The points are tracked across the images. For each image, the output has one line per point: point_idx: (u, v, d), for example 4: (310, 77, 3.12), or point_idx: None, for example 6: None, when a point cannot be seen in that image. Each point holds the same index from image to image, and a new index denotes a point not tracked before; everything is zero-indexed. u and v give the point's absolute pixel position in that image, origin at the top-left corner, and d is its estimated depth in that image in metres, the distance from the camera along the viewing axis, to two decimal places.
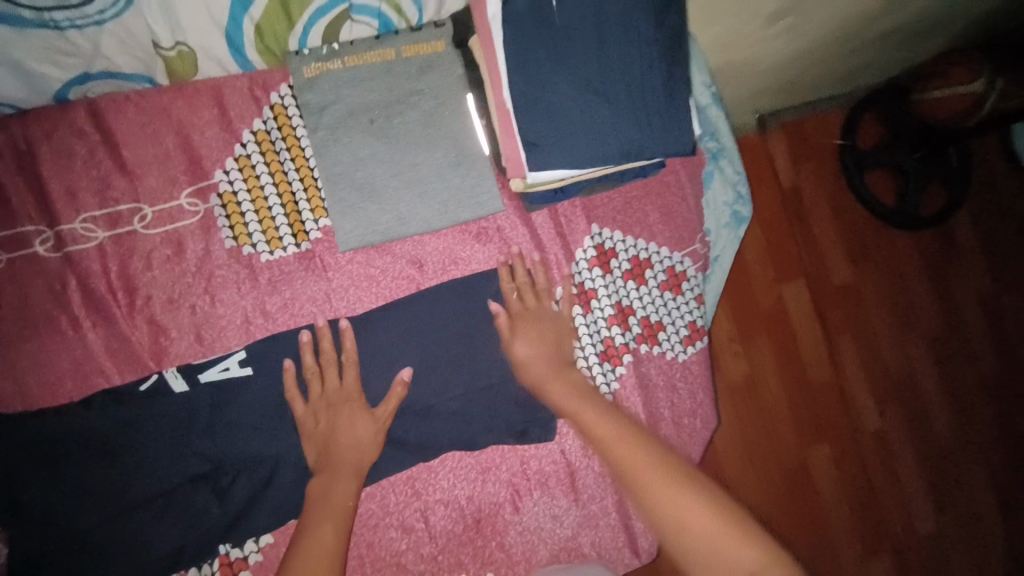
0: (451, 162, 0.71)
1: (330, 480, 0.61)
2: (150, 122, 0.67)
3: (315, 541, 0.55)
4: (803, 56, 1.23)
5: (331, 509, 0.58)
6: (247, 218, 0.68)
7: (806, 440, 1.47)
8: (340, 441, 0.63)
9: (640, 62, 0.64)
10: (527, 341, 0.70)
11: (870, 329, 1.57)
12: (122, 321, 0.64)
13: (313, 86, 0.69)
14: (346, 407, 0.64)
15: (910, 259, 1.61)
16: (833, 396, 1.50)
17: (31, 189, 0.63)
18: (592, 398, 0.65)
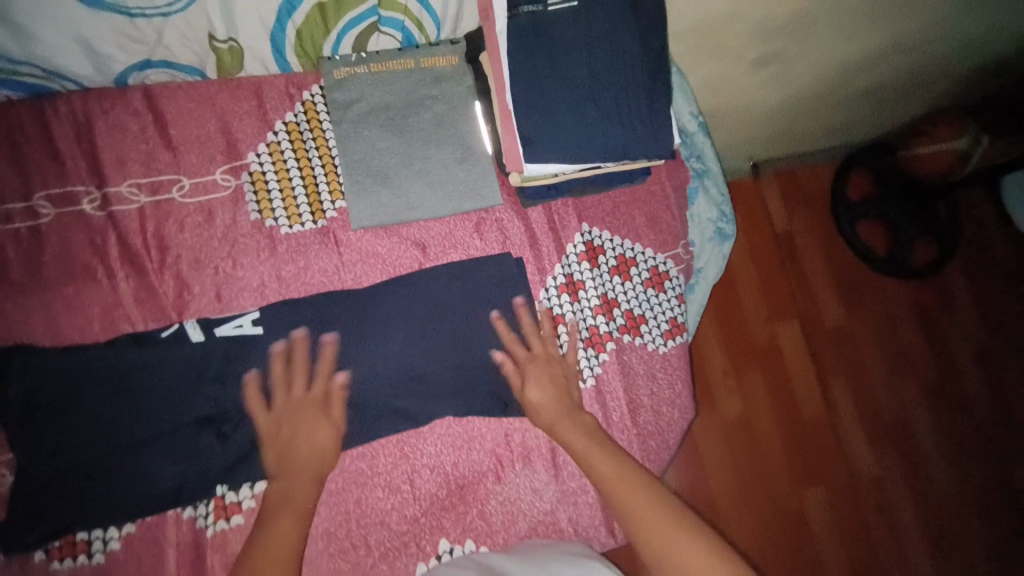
0: (457, 158, 0.80)
1: (292, 476, 0.65)
2: (196, 108, 0.76)
3: (272, 542, 0.60)
4: (789, 104, 1.33)
5: (291, 506, 0.63)
6: (272, 195, 0.76)
7: (799, 477, 1.50)
8: (302, 443, 0.67)
9: (626, 76, 0.74)
10: (542, 390, 0.75)
11: (862, 372, 1.63)
12: (152, 275, 0.71)
13: (341, 87, 0.79)
14: (306, 413, 0.68)
15: (900, 306, 1.68)
16: (825, 435, 1.54)
17: (84, 155, 0.72)
18: (601, 438, 0.72)
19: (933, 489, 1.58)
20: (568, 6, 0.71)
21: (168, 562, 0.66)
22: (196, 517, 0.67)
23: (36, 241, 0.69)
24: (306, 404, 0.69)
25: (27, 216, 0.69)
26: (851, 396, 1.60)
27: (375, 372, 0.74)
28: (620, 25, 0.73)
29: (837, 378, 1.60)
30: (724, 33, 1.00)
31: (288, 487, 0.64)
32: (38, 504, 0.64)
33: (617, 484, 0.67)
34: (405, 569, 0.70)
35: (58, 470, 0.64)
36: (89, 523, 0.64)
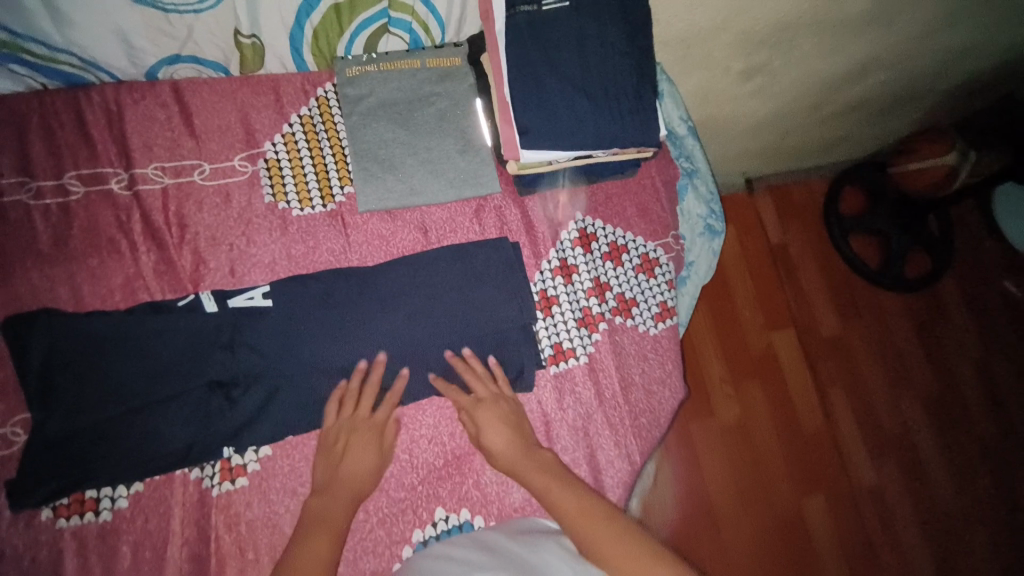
0: (459, 149, 0.86)
1: (337, 494, 0.69)
2: (219, 101, 0.83)
3: (312, 560, 0.61)
4: (777, 119, 1.39)
5: (329, 522, 0.66)
6: (285, 180, 0.82)
7: (800, 486, 1.49)
8: (351, 463, 0.71)
9: (614, 71, 0.80)
10: (495, 437, 0.74)
11: (862, 383, 1.63)
12: (172, 249, 0.76)
13: (353, 83, 0.85)
14: (361, 436, 0.72)
15: (895, 319, 1.70)
16: (825, 444, 1.54)
17: (114, 140, 0.78)
18: (565, 476, 0.71)
19: (936, 502, 1.56)
20: (560, 6, 0.79)
21: (174, 521, 0.68)
22: (202, 478, 0.70)
23: (65, 216, 0.74)
24: (370, 429, 0.73)
25: (58, 193, 0.75)
26: (851, 407, 1.60)
27: (375, 346, 0.76)
28: (607, 26, 0.80)
29: (836, 389, 1.60)
30: (708, 44, 1.06)
31: (333, 504, 0.68)
32: (49, 462, 0.66)
33: (576, 519, 0.65)
34: (402, 535, 0.73)
35: (70, 429, 0.67)
36: (98, 482, 0.67)
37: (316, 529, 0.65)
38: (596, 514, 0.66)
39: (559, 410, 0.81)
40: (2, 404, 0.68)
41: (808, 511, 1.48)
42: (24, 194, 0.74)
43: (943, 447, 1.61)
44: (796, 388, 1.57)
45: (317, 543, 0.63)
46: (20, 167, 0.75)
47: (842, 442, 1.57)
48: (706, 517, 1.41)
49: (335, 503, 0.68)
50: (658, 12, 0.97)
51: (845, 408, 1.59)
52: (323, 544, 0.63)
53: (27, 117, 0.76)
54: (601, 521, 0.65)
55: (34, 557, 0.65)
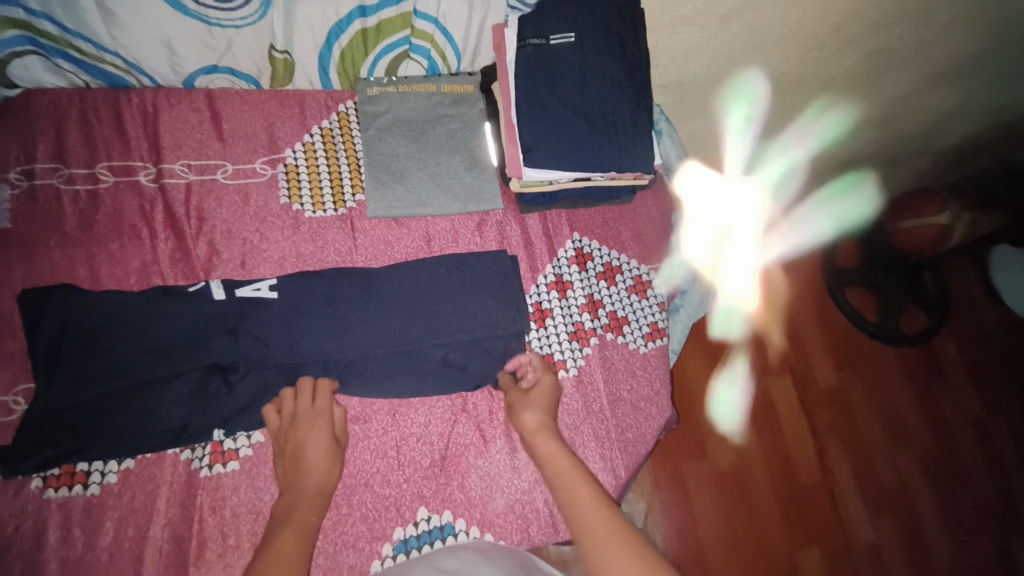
0: (466, 167, 0.92)
1: (300, 489, 0.68)
2: (249, 110, 0.89)
3: (281, 553, 0.60)
4: (774, 168, 1.46)
5: (294, 520, 0.65)
6: (301, 184, 0.87)
7: (795, 538, 1.45)
8: (310, 456, 0.70)
9: (614, 100, 0.87)
10: (543, 389, 0.78)
11: (860, 436, 1.61)
12: (189, 239, 0.80)
13: (373, 101, 0.92)
14: (313, 424, 0.71)
15: (893, 372, 1.70)
16: (821, 495, 1.51)
17: (147, 137, 0.84)
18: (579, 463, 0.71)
19: (934, 563, 1.51)
20: (565, 41, 0.85)
21: (160, 499, 0.69)
22: (193, 459, 0.71)
23: (92, 202, 0.79)
24: (316, 421, 0.72)
25: (88, 180, 0.79)
26: (848, 459, 1.58)
27: (372, 341, 0.79)
28: (610, 63, 0.87)
29: (833, 439, 1.59)
30: (705, 91, 1.14)
31: (298, 499, 0.67)
32: (46, 431, 0.67)
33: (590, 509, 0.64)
34: (382, 532, 0.73)
35: (69, 402, 0.68)
36: (91, 455, 0.68)
37: (281, 526, 0.64)
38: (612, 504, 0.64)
39: None
40: (9, 372, 0.71)
41: (803, 566, 1.43)
42: (56, 179, 0.79)
43: (942, 507, 1.57)
44: (791, 436, 1.56)
45: (284, 540, 0.62)
46: (57, 155, 0.80)
47: (839, 496, 1.54)
48: (696, 565, 1.38)
49: (302, 497, 0.67)
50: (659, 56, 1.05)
51: (842, 459, 1.58)
52: (289, 540, 0.62)
53: (70, 112, 0.82)
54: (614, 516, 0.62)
55: (20, 526, 0.65)
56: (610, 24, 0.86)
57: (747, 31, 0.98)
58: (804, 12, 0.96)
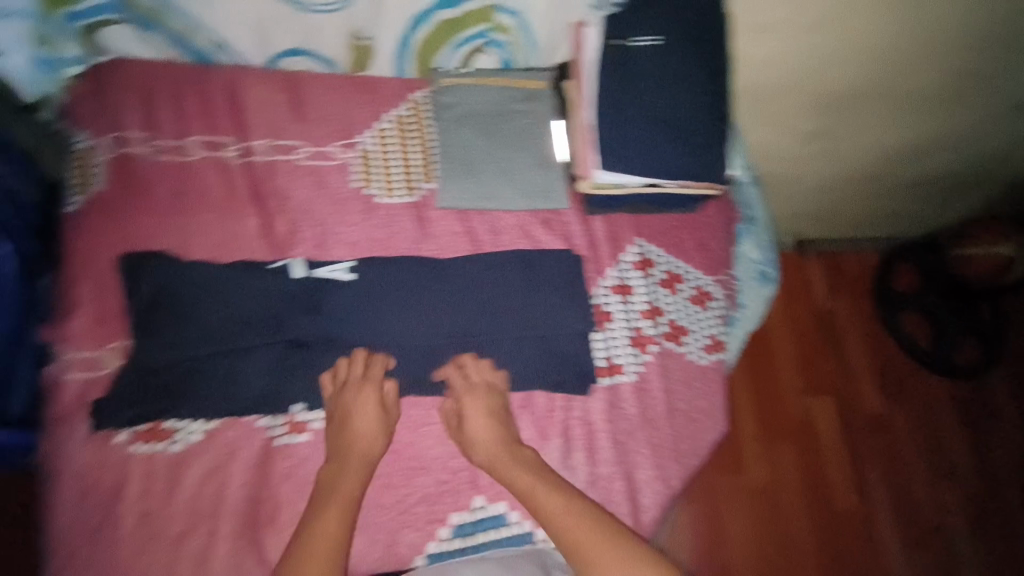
0: (535, 164, 0.92)
1: (344, 465, 0.70)
2: (328, 92, 0.91)
3: (321, 539, 0.63)
4: (837, 183, 1.40)
5: (337, 498, 0.68)
6: (374, 170, 0.89)
7: (823, 563, 1.42)
8: (358, 424, 0.73)
9: (694, 107, 0.83)
10: (477, 421, 0.76)
11: (903, 466, 1.54)
12: (271, 216, 0.83)
13: (448, 92, 0.93)
14: (359, 391, 0.74)
15: (942, 406, 1.61)
16: (854, 524, 1.47)
17: (233, 114, 0.87)
18: (545, 474, 0.73)
19: None
20: (654, 44, 0.83)
21: (234, 463, 0.72)
22: (270, 426, 0.74)
23: (181, 174, 0.81)
24: (365, 399, 0.74)
25: (177, 152, 0.82)
26: (888, 490, 1.52)
27: (439, 328, 0.82)
28: (694, 68, 0.83)
29: (874, 467, 1.53)
30: (782, 100, 1.09)
31: (339, 477, 0.70)
32: (142, 387, 0.72)
33: (556, 516, 0.69)
34: (442, 514, 0.75)
35: (163, 361, 0.73)
36: (180, 412, 0.72)
37: (326, 504, 0.67)
38: (576, 509, 0.69)
39: (605, 423, 0.83)
40: (100, 330, 0.74)
41: None
42: (149, 148, 0.82)
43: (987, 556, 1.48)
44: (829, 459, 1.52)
45: (325, 521, 0.65)
46: (151, 125, 0.83)
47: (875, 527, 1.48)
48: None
49: (346, 468, 0.71)
50: (740, 60, 1.00)
51: (882, 489, 1.51)
52: (331, 523, 0.65)
53: (163, 84, 0.85)
54: (575, 520, 0.68)
55: (102, 476, 0.69)
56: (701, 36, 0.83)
57: (833, 40, 0.96)
58: (897, 14, 0.92)
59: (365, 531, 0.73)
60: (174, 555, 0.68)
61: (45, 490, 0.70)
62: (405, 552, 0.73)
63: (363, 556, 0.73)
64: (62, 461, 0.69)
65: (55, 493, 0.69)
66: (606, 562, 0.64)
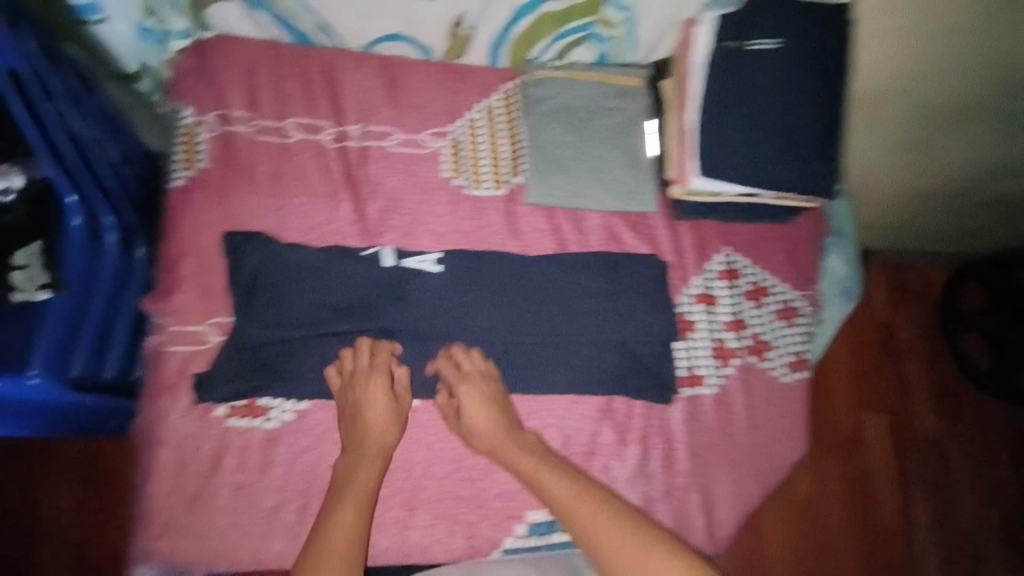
0: (626, 164, 0.90)
1: (359, 459, 0.70)
2: (423, 79, 0.90)
3: (338, 534, 0.64)
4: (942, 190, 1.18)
5: (354, 493, 0.68)
6: (464, 160, 0.88)
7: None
8: (371, 414, 0.72)
9: (809, 117, 0.80)
10: (478, 415, 0.74)
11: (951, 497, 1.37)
12: (365, 202, 0.84)
13: (541, 85, 0.91)
14: (370, 381, 0.73)
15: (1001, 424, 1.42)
16: (899, 544, 1.32)
17: (329, 96, 0.86)
18: (553, 460, 0.73)
19: None
20: (767, 49, 0.79)
21: (325, 444, 0.74)
22: None
23: (281, 155, 0.82)
24: (376, 389, 0.72)
25: (277, 133, 0.83)
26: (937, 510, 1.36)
27: (522, 326, 0.82)
28: (810, 79, 0.79)
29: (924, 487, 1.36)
30: (894, 105, 0.98)
31: (357, 470, 0.69)
32: (240, 366, 0.73)
33: (563, 499, 0.69)
34: (518, 512, 0.76)
35: (265, 338, 0.74)
36: (274, 393, 0.73)
37: (342, 499, 0.67)
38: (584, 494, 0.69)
39: (684, 433, 0.83)
40: (203, 305, 0.75)
41: None
42: (249, 127, 0.82)
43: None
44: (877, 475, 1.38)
45: (343, 516, 0.66)
46: (251, 104, 0.84)
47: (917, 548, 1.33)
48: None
49: (362, 458, 0.70)
50: (857, 66, 0.94)
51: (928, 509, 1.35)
52: (349, 520, 0.65)
53: (263, 62, 0.85)
54: (583, 501, 0.68)
55: (200, 448, 0.72)
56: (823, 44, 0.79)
57: (951, 42, 0.87)
58: None
59: (444, 522, 0.74)
60: (268, 527, 0.71)
61: (142, 460, 0.71)
62: (483, 545, 0.75)
63: (441, 546, 0.74)
64: (162, 432, 0.71)
65: (155, 463, 0.71)
66: (613, 541, 0.65)
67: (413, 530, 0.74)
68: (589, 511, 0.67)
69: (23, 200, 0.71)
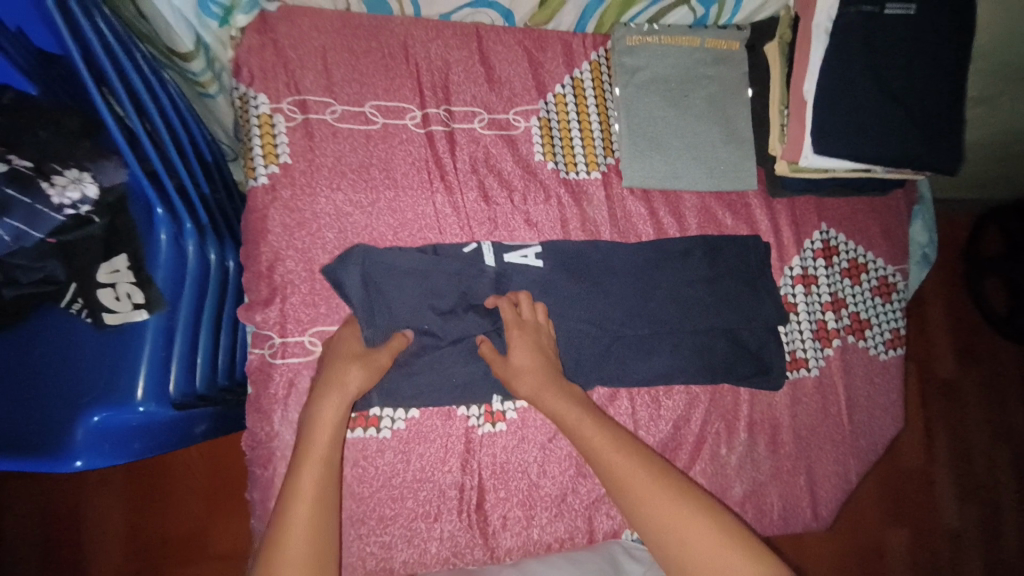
0: (724, 140, 0.84)
1: (318, 415, 0.61)
2: (507, 53, 0.84)
3: (301, 496, 0.55)
4: None
5: (314, 452, 0.59)
6: (555, 140, 0.83)
7: (889, 515, 1.26)
8: (338, 364, 0.66)
9: (935, 85, 0.78)
10: (521, 353, 0.68)
11: (970, 443, 1.34)
12: (457, 192, 0.78)
13: (632, 53, 0.83)
14: (343, 337, 0.68)
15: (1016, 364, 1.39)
16: (919, 480, 1.30)
17: (411, 75, 0.80)
18: (592, 411, 0.66)
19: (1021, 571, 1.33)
20: (904, 13, 0.76)
21: (442, 451, 0.72)
22: (469, 416, 0.73)
23: (367, 143, 0.77)
24: (345, 349, 0.67)
25: (360, 120, 0.77)
26: (953, 450, 1.33)
27: (625, 319, 0.78)
28: (941, 46, 0.77)
29: (942, 426, 1.34)
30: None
31: (316, 424, 0.61)
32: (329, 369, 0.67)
33: (602, 451, 0.62)
34: None
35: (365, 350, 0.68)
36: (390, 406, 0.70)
37: (304, 455, 0.59)
38: (624, 448, 0.62)
39: (791, 418, 0.82)
40: (304, 313, 0.71)
41: (891, 549, 1.25)
42: (329, 114, 0.76)
43: None
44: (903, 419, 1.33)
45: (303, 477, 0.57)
46: (328, 88, 0.77)
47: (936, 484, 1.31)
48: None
49: (320, 412, 0.62)
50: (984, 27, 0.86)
51: (945, 448, 1.33)
52: (310, 480, 0.57)
53: (336, 38, 0.78)
54: (625, 457, 0.60)
55: None
56: (957, 7, 0.77)
57: None
58: None
59: (564, 518, 0.74)
60: (392, 537, 0.70)
61: (258, 476, 0.68)
62: (602, 539, 0.76)
63: (564, 542, 0.74)
64: (278, 448, 0.68)
65: (274, 480, 0.68)
66: (650, 500, 0.57)
67: (535, 529, 0.73)
68: (630, 468, 0.59)
69: (101, 211, 0.65)
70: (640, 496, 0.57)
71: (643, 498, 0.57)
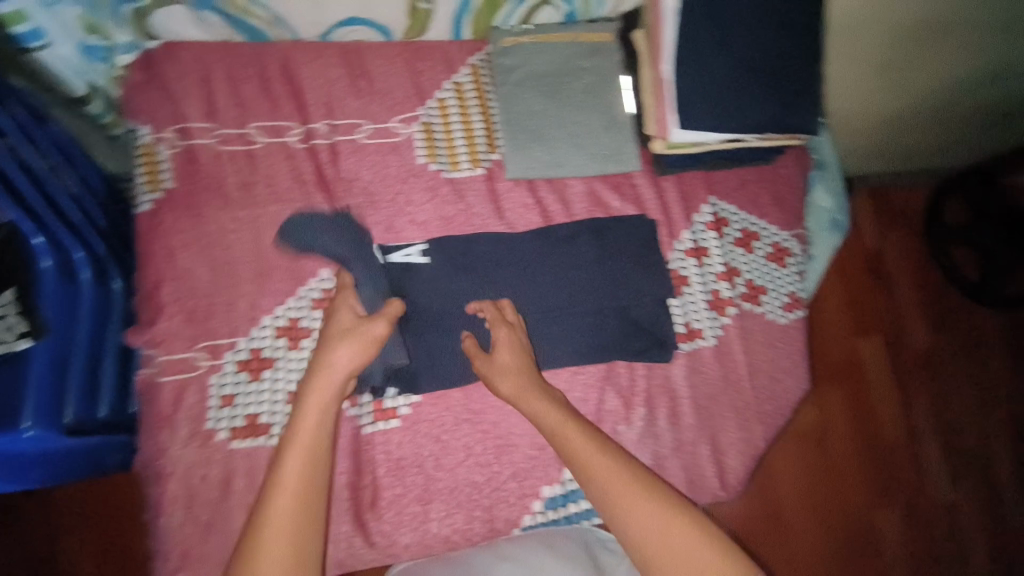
0: (604, 126, 0.87)
1: (304, 409, 0.61)
2: (387, 63, 0.87)
3: (288, 492, 0.56)
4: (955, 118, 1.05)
5: (299, 445, 0.59)
6: (437, 142, 0.86)
7: (873, 491, 1.11)
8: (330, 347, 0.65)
9: (792, 52, 0.81)
10: (508, 351, 0.72)
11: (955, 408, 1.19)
12: (342, 201, 0.81)
13: (507, 52, 0.87)
14: (337, 312, 0.69)
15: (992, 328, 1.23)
16: (903, 451, 1.14)
17: (293, 95, 0.84)
18: (573, 414, 0.69)
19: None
20: None
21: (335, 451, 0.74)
22: (358, 415, 0.75)
23: (250, 163, 0.80)
24: (339, 327, 0.67)
25: (242, 141, 0.81)
26: (936, 415, 1.18)
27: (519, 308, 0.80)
28: (793, 14, 0.80)
29: (923, 390, 1.18)
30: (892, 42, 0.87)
31: (304, 416, 0.61)
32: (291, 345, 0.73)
33: (587, 457, 0.64)
34: (533, 489, 0.77)
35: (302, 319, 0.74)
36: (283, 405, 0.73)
37: (289, 451, 0.59)
38: (606, 452, 0.65)
39: (688, 391, 0.83)
40: (191, 329, 0.74)
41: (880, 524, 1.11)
42: (212, 139, 0.80)
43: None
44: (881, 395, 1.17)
45: (292, 464, 0.58)
46: (211, 114, 0.81)
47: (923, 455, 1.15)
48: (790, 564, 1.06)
49: (306, 405, 0.62)
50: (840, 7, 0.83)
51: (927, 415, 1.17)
52: (295, 478, 0.57)
53: (218, 67, 0.83)
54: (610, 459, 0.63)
55: (207, 474, 0.71)
56: None
57: None
58: None
59: (462, 509, 0.76)
60: None
61: (152, 494, 0.71)
62: (502, 526, 0.76)
63: (462, 532, 0.75)
64: (167, 465, 0.71)
65: (165, 496, 0.70)
66: (635, 504, 0.60)
67: (433, 522, 0.75)
68: (617, 475, 0.62)
69: None
70: (624, 504, 0.60)
71: (628, 505, 0.60)
